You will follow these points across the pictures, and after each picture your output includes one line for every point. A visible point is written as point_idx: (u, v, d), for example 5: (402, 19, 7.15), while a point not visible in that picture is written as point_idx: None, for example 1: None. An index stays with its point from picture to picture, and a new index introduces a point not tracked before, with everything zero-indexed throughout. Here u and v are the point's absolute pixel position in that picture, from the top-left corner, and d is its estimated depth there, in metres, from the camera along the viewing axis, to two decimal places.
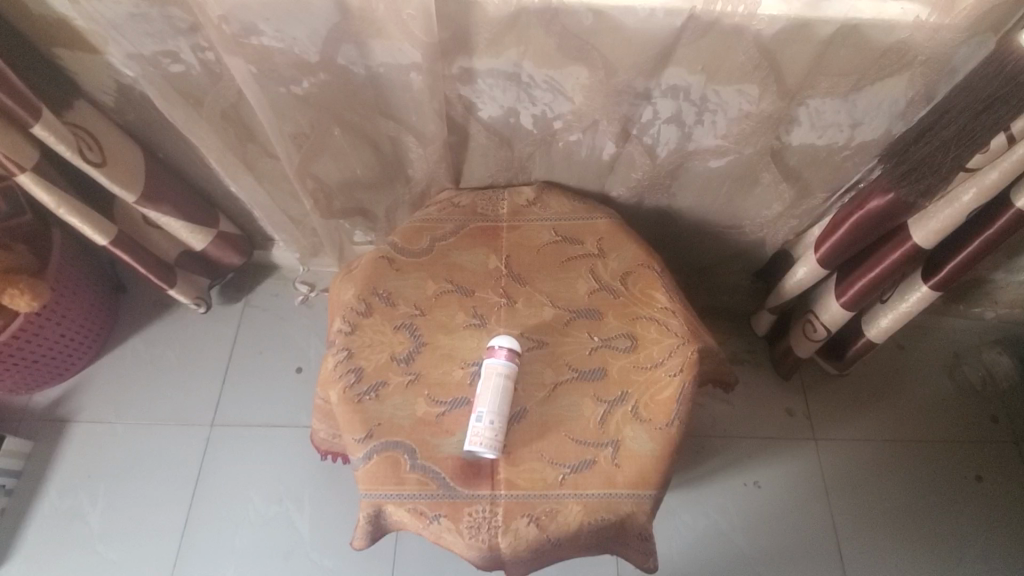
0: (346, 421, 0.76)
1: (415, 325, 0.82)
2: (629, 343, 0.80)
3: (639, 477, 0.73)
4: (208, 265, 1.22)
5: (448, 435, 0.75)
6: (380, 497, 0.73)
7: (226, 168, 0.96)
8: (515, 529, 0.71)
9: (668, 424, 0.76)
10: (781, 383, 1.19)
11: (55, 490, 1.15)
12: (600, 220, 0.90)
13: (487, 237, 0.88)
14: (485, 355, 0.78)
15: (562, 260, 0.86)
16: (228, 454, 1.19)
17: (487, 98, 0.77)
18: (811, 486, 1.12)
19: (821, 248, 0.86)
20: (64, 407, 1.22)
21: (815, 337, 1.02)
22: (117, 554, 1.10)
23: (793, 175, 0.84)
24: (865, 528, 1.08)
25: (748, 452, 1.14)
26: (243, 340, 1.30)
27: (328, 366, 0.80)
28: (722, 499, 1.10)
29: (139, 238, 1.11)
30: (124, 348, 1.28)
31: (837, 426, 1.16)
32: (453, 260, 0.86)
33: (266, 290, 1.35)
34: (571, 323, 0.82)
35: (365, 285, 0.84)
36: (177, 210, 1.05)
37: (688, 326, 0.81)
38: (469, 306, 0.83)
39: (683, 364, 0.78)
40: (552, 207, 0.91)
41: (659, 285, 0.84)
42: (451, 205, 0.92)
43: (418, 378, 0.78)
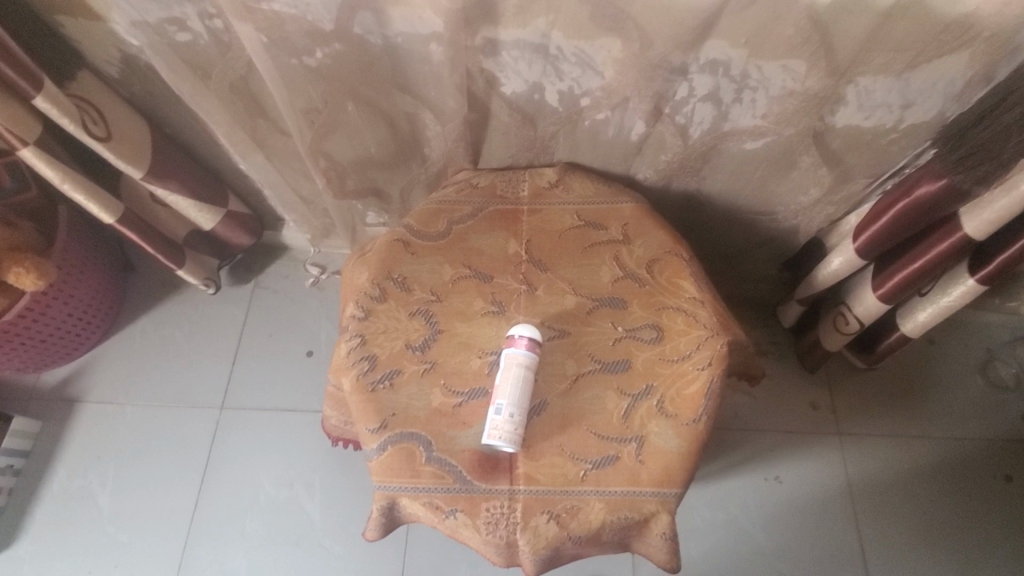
0: (359, 410, 0.74)
1: (430, 311, 0.79)
2: (655, 334, 0.77)
3: (664, 475, 0.69)
4: (218, 245, 1.19)
5: (465, 427, 0.72)
6: (395, 490, 0.70)
7: (235, 144, 0.93)
8: (534, 526, 0.68)
9: (695, 420, 0.72)
10: (805, 376, 1.16)
11: (66, 469, 1.14)
12: (625, 204, 0.86)
13: (507, 220, 0.85)
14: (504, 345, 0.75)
15: (585, 246, 0.83)
16: (238, 436, 1.17)
17: (512, 73, 0.73)
18: (833, 481, 1.09)
19: (861, 237, 0.82)
20: (74, 387, 1.21)
21: (846, 330, 0.97)
22: (128, 536, 1.09)
23: (834, 160, 0.80)
24: (889, 527, 1.05)
25: (770, 446, 1.11)
26: (254, 322, 1.27)
27: (341, 353, 0.78)
28: (742, 493, 1.08)
29: (147, 217, 1.08)
30: (133, 328, 1.27)
31: (863, 420, 1.13)
32: (471, 244, 0.83)
33: (276, 272, 1.32)
34: (594, 311, 0.79)
35: (379, 269, 0.82)
36: (185, 189, 1.01)
37: (717, 317, 0.77)
38: (488, 293, 0.80)
39: (712, 358, 0.74)
40: (576, 189, 0.87)
41: (687, 274, 0.80)
42: (469, 186, 0.88)
43: (434, 367, 0.76)
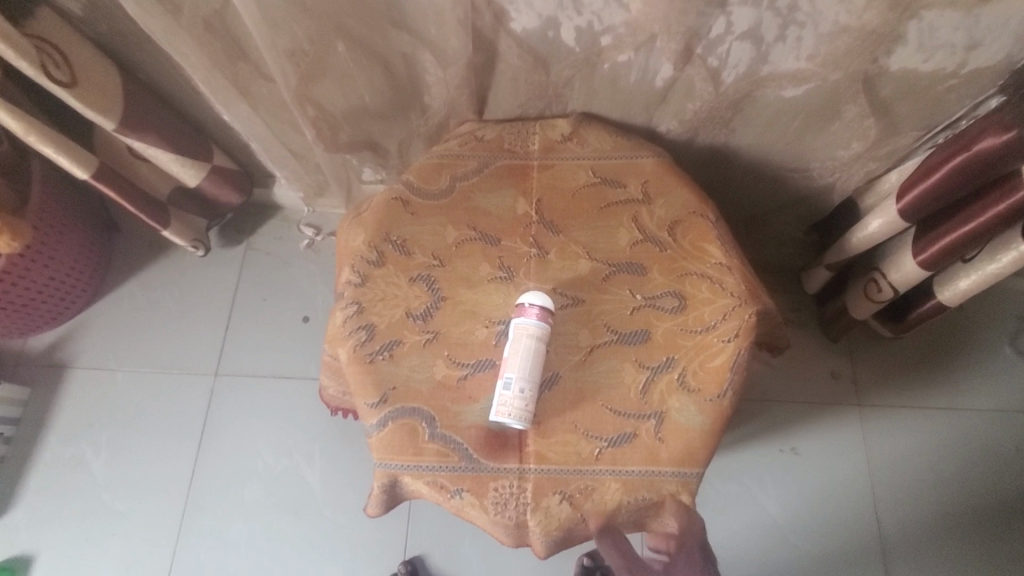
0: (357, 384, 0.68)
1: (433, 277, 0.73)
2: (677, 303, 0.70)
3: (685, 454, 0.65)
4: (205, 203, 1.12)
5: (471, 402, 0.67)
6: (396, 469, 0.65)
7: (216, 92, 0.84)
8: (545, 507, 0.64)
9: (719, 396, 0.67)
10: (826, 344, 1.11)
11: (57, 437, 1.11)
12: (645, 159, 0.78)
13: (515, 177, 0.77)
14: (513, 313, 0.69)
15: (601, 206, 0.75)
16: (234, 404, 1.13)
17: (524, 6, 0.64)
18: (851, 453, 1.05)
19: (906, 196, 0.75)
20: (62, 352, 1.16)
21: (877, 297, 0.91)
22: (124, 504, 1.06)
23: (881, 109, 0.72)
24: (906, 500, 1.02)
25: (786, 417, 1.07)
26: (247, 286, 1.21)
27: (336, 321, 0.72)
28: (756, 465, 1.04)
29: (127, 173, 1.00)
30: (121, 291, 1.21)
31: (884, 391, 1.08)
32: (476, 203, 0.76)
33: (269, 233, 1.25)
34: (610, 277, 0.72)
35: (376, 230, 0.75)
36: (165, 142, 0.93)
37: (746, 284, 0.71)
38: (495, 257, 0.73)
39: (739, 329, 0.68)
40: (591, 143, 0.79)
41: (712, 237, 0.73)
42: (474, 139, 0.80)
43: (438, 338, 0.70)
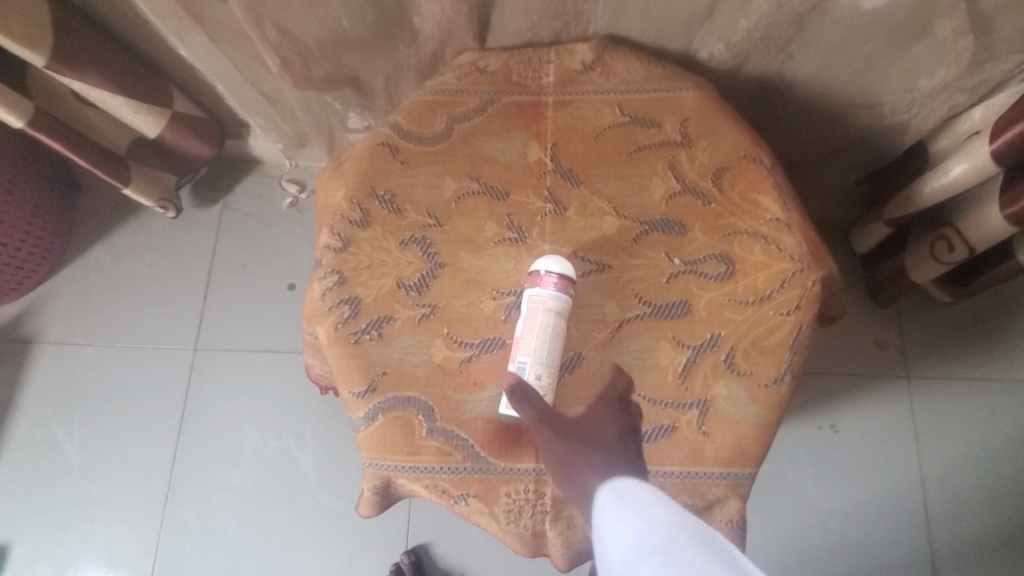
0: (340, 369, 0.57)
1: (428, 240, 0.60)
2: (724, 268, 0.58)
3: (735, 451, 0.54)
4: (171, 157, 0.98)
5: (477, 390, 0.56)
6: (389, 470, 0.55)
7: (163, 17, 0.70)
8: (567, 515, 0.53)
9: (776, 381, 0.55)
10: (872, 310, 0.99)
11: (26, 419, 1.01)
12: (684, 92, 0.64)
13: (526, 117, 0.64)
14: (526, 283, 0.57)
15: (630, 151, 0.62)
16: (216, 380, 1.03)
17: None
18: (898, 430, 0.94)
19: (1001, 137, 0.62)
20: (25, 326, 1.06)
21: (946, 258, 0.78)
22: (102, 490, 0.98)
23: (985, 23, 0.57)
24: (958, 482, 0.92)
25: (827, 390, 0.96)
26: (225, 250, 1.09)
27: (314, 294, 0.60)
28: (793, 445, 0.94)
29: (75, 121, 0.87)
30: (87, 257, 1.09)
31: (937, 361, 0.97)
32: (479, 148, 0.63)
33: (247, 191, 1.12)
34: (642, 238, 0.60)
35: (359, 183, 0.62)
36: (112, 82, 0.79)
37: (808, 244, 0.59)
38: (503, 215, 0.61)
39: (801, 299, 0.57)
40: (618, 73, 0.65)
41: (767, 187, 0.60)
42: (475, 70, 0.66)
43: (436, 313, 0.58)
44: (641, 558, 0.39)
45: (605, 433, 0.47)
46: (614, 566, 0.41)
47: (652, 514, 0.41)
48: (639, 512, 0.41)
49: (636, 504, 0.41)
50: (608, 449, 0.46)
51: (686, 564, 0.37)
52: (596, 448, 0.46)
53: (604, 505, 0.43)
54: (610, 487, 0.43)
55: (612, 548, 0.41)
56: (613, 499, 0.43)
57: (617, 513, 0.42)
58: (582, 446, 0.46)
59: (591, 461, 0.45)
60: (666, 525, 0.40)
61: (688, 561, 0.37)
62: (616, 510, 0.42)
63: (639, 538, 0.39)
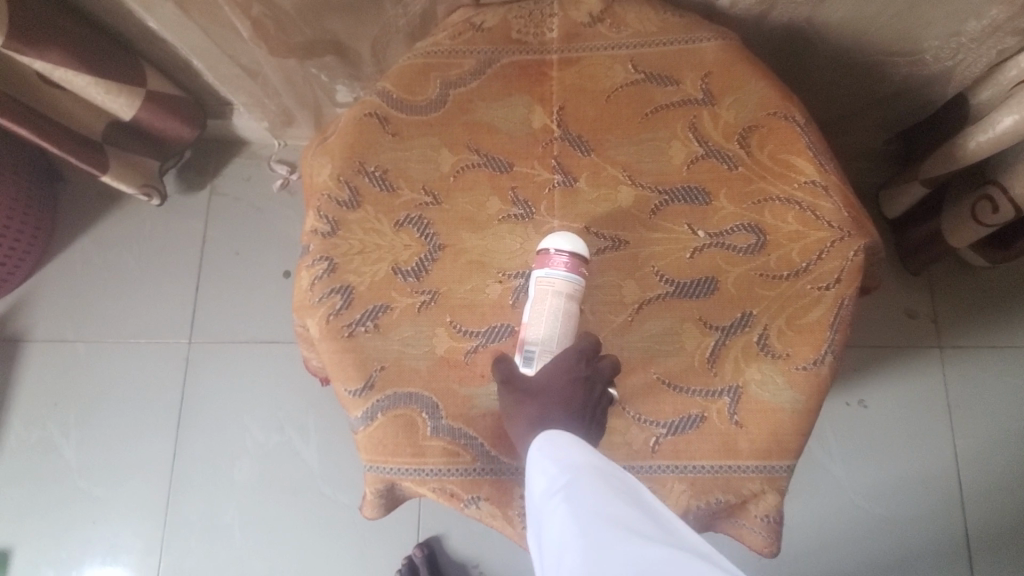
0: (334, 365, 0.52)
1: (425, 219, 0.55)
2: (754, 239, 0.52)
3: (772, 442, 0.49)
4: (151, 141, 0.92)
5: (485, 383, 0.51)
6: (392, 473, 0.50)
7: None
8: None
9: (815, 363, 0.50)
10: (903, 277, 0.92)
11: (20, 419, 0.98)
12: (705, 43, 0.57)
13: (529, 78, 0.57)
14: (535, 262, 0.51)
15: (646, 112, 0.56)
16: (213, 374, 0.99)
17: None
18: (930, 404, 0.89)
19: None
20: (14, 324, 1.01)
21: (988, 220, 0.72)
22: (102, 489, 0.95)
23: None
24: (994, 455, 0.87)
25: (855, 364, 0.91)
26: (215, 237, 1.04)
27: (302, 284, 0.55)
28: (819, 422, 0.89)
29: (43, 106, 0.81)
30: (72, 250, 1.04)
31: (971, 330, 0.91)
32: (478, 116, 0.57)
33: (235, 174, 1.06)
34: (662, 209, 0.54)
35: (347, 160, 0.56)
36: (78, 61, 0.73)
37: (849, 209, 0.52)
38: (507, 188, 0.55)
39: (843, 271, 0.51)
40: (629, 24, 0.58)
41: (801, 148, 0.54)
42: (470, 27, 0.59)
43: (437, 300, 0.53)
44: (552, 496, 0.40)
45: (549, 383, 0.45)
46: (534, 505, 0.43)
47: (566, 457, 0.41)
48: (554, 455, 0.41)
49: (555, 448, 0.42)
50: (545, 402, 0.45)
51: (586, 503, 0.38)
52: (532, 398, 0.45)
53: (531, 453, 0.43)
54: (539, 436, 0.44)
55: (533, 488, 0.43)
56: (537, 445, 0.44)
57: (538, 457, 0.42)
58: (520, 399, 0.46)
59: (526, 413, 0.45)
60: (577, 465, 0.40)
61: (591, 497, 0.38)
62: (538, 455, 0.43)
63: (551, 480, 0.40)
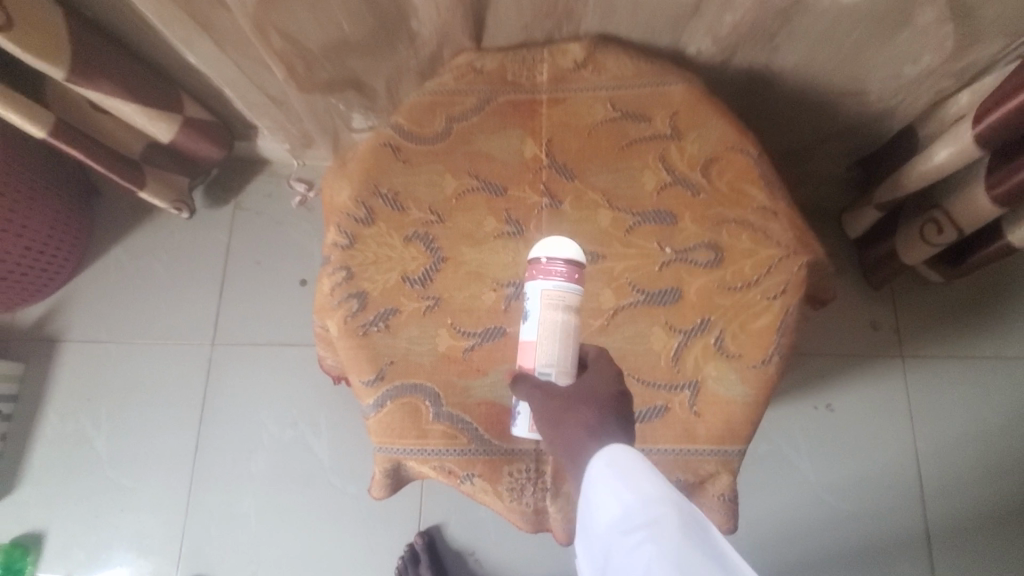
0: (351, 360, 0.61)
1: (431, 235, 0.64)
2: (713, 256, 0.61)
3: (726, 429, 0.57)
4: (183, 160, 1.02)
5: (479, 376, 0.59)
6: (398, 453, 0.59)
7: (173, 27, 0.72)
8: (567, 492, 0.57)
9: (763, 362, 0.58)
10: (867, 292, 1.01)
11: (57, 413, 1.06)
12: (674, 87, 0.66)
13: (522, 114, 0.67)
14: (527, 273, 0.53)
15: (622, 145, 0.65)
16: (233, 374, 1.07)
17: None
18: (893, 408, 0.97)
19: (984, 121, 0.63)
20: (52, 325, 1.10)
21: (935, 241, 0.80)
22: (129, 479, 1.03)
23: (965, 12, 0.59)
24: (952, 456, 0.95)
25: (823, 371, 0.98)
26: (238, 248, 1.13)
27: (323, 290, 0.63)
28: (789, 424, 0.97)
29: (90, 128, 0.90)
30: (106, 258, 1.13)
31: (930, 341, 0.99)
32: (477, 146, 0.66)
33: (257, 190, 1.15)
34: (635, 228, 0.62)
35: (364, 184, 0.65)
36: (125, 90, 0.83)
37: (794, 230, 0.61)
38: (501, 209, 0.64)
39: (788, 284, 0.59)
40: (609, 69, 0.67)
41: (755, 178, 0.63)
42: (472, 71, 0.69)
43: (440, 304, 0.62)
44: (625, 525, 0.42)
45: (601, 392, 0.48)
46: (597, 524, 0.44)
47: (640, 486, 0.42)
48: (626, 482, 0.43)
49: (629, 477, 0.43)
50: (600, 407, 0.47)
51: (664, 540, 0.40)
52: (590, 406, 0.47)
53: (593, 472, 0.44)
54: (599, 452, 0.45)
55: (596, 510, 0.44)
56: (599, 466, 0.44)
57: (607, 482, 0.43)
58: (575, 406, 0.47)
59: (585, 418, 0.47)
60: (653, 499, 0.42)
61: (669, 531, 0.41)
62: (607, 477, 0.43)
63: (628, 511, 0.42)
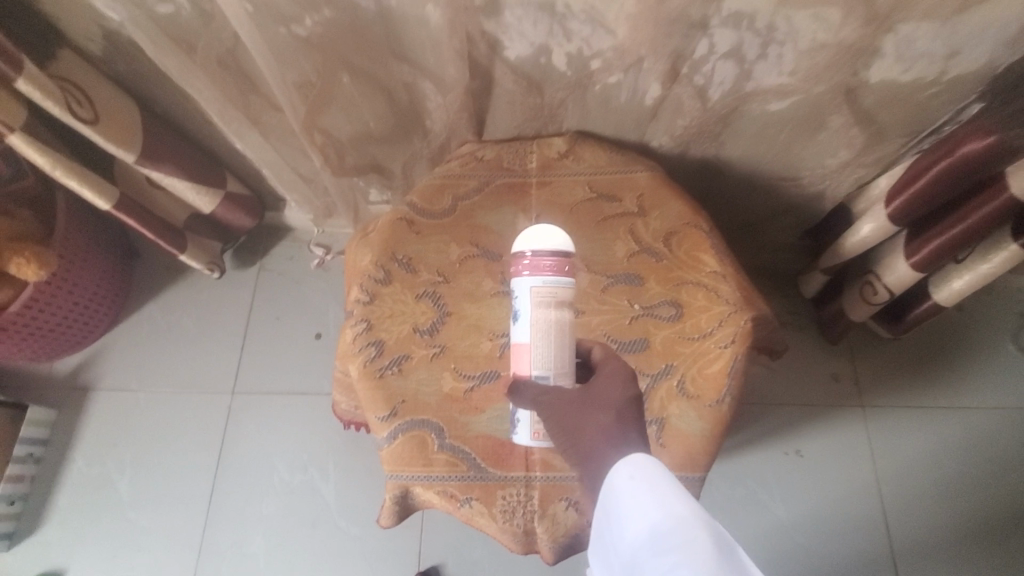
0: (368, 398, 0.71)
1: (438, 293, 0.76)
2: (674, 311, 0.73)
3: (686, 458, 0.67)
4: (219, 227, 1.16)
5: (478, 413, 0.70)
6: (407, 479, 0.68)
7: (228, 123, 0.87)
8: (552, 514, 0.66)
9: (717, 401, 0.69)
10: (827, 347, 1.12)
11: (84, 456, 1.14)
12: (640, 174, 0.81)
13: (515, 194, 0.81)
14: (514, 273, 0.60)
15: (598, 220, 0.78)
16: (251, 420, 1.17)
17: (516, 34, 0.67)
18: (857, 453, 1.06)
19: (894, 201, 0.76)
20: (86, 375, 1.20)
21: (874, 300, 0.92)
22: (148, 520, 1.10)
23: (866, 119, 0.74)
24: (913, 498, 1.02)
25: (790, 419, 1.08)
26: (260, 305, 1.25)
27: (346, 339, 0.75)
28: (762, 468, 1.05)
29: (144, 200, 1.05)
30: (140, 313, 1.25)
31: (886, 392, 1.09)
32: (478, 220, 0.79)
33: (281, 254, 1.29)
34: (609, 288, 0.75)
35: (383, 250, 0.78)
36: (180, 170, 0.97)
37: (741, 291, 0.73)
38: (497, 272, 0.77)
39: (736, 335, 0.70)
40: (587, 159, 0.82)
41: (707, 247, 0.76)
42: (474, 159, 0.83)
43: (444, 351, 0.73)
44: (652, 533, 0.49)
45: (618, 398, 0.57)
46: (626, 535, 0.51)
47: (665, 498, 0.50)
48: (655, 494, 0.50)
49: (656, 491, 0.50)
50: (619, 416, 0.56)
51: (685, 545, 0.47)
52: (611, 412, 0.56)
53: (621, 480, 0.52)
54: (624, 460, 0.53)
55: (625, 521, 0.51)
56: (628, 477, 0.52)
57: (636, 492, 0.51)
58: (595, 410, 0.56)
59: (608, 424, 0.56)
60: (676, 511, 0.49)
61: (689, 538, 0.47)
62: (636, 488, 0.51)
63: (655, 520, 0.49)
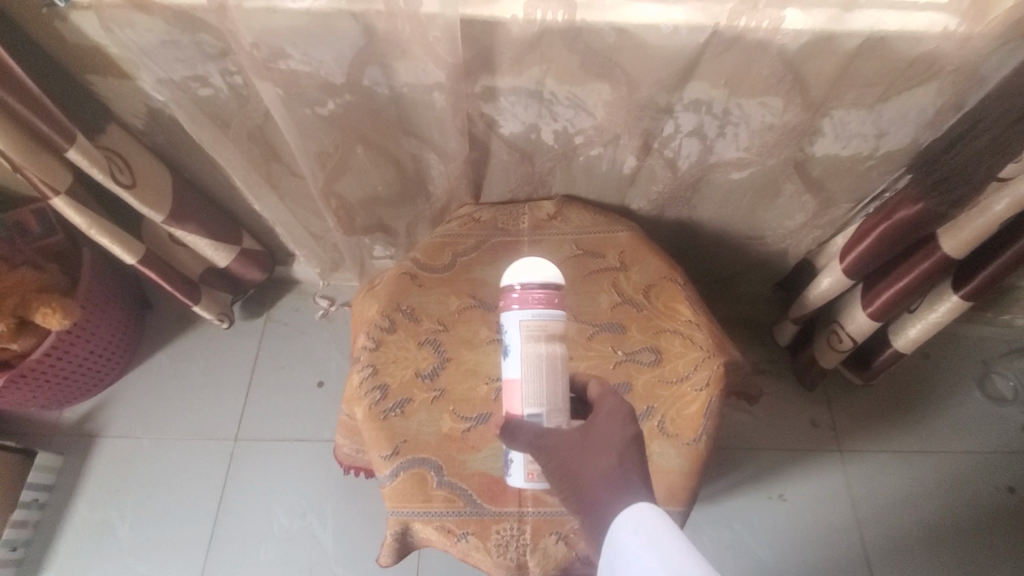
0: (372, 438, 0.77)
1: (438, 340, 0.83)
2: (654, 357, 0.80)
3: (666, 493, 0.72)
4: (232, 280, 1.24)
5: (474, 451, 0.75)
6: (407, 515, 0.72)
7: (250, 186, 0.96)
8: (543, 547, 0.70)
9: (695, 440, 0.75)
10: (804, 393, 1.18)
11: (87, 503, 1.16)
12: (621, 233, 0.90)
13: (509, 251, 0.89)
14: (508, 314, 0.66)
15: (584, 274, 0.86)
16: (252, 466, 1.20)
17: (510, 115, 0.78)
18: (837, 497, 1.10)
19: (847, 257, 0.85)
20: (93, 422, 1.24)
21: (841, 348, 1.00)
22: (146, 567, 1.11)
23: (816, 186, 0.84)
24: (894, 540, 1.06)
25: (773, 464, 1.13)
26: (266, 354, 1.31)
27: (353, 383, 0.81)
28: (749, 512, 1.09)
29: (166, 255, 1.13)
30: (150, 362, 1.30)
31: (862, 436, 1.15)
32: (475, 275, 0.88)
33: (287, 305, 1.36)
34: (594, 336, 0.82)
35: (388, 302, 0.85)
36: (202, 228, 1.06)
37: (714, 338, 0.81)
38: (493, 321, 0.84)
39: (710, 378, 0.77)
40: (573, 220, 0.91)
41: (682, 298, 0.84)
42: (472, 220, 0.92)
43: (443, 395, 0.79)
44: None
45: (619, 440, 0.60)
46: None
47: (665, 552, 0.54)
48: (655, 549, 0.54)
49: (657, 547, 0.54)
50: (620, 458, 0.59)
51: None
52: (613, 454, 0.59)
53: (624, 534, 0.55)
54: (627, 511, 0.57)
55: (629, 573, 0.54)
56: (630, 530, 0.56)
57: (637, 545, 0.54)
58: (596, 451, 0.59)
59: (609, 464, 0.59)
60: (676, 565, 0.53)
61: None
62: (637, 542, 0.55)
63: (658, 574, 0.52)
